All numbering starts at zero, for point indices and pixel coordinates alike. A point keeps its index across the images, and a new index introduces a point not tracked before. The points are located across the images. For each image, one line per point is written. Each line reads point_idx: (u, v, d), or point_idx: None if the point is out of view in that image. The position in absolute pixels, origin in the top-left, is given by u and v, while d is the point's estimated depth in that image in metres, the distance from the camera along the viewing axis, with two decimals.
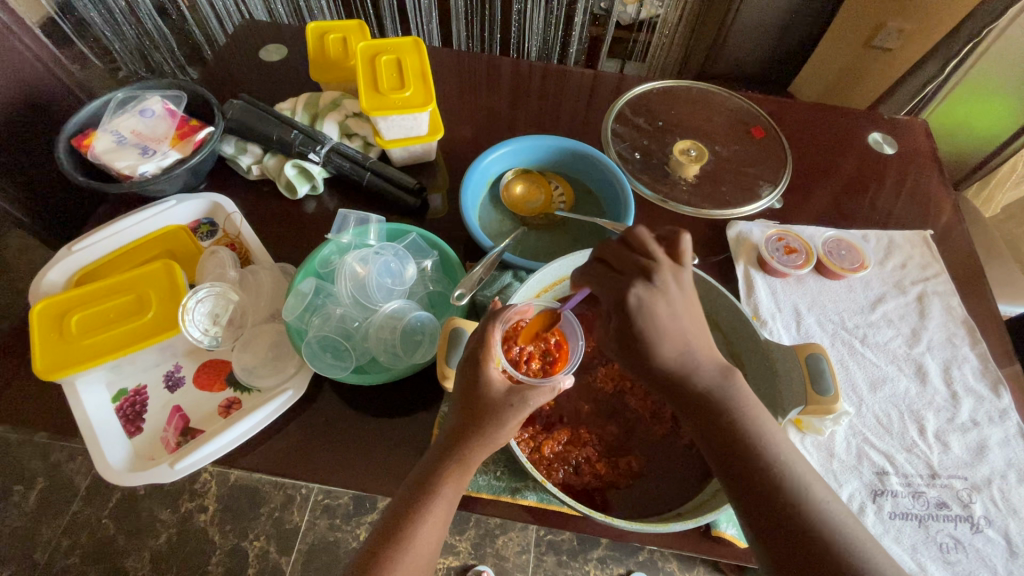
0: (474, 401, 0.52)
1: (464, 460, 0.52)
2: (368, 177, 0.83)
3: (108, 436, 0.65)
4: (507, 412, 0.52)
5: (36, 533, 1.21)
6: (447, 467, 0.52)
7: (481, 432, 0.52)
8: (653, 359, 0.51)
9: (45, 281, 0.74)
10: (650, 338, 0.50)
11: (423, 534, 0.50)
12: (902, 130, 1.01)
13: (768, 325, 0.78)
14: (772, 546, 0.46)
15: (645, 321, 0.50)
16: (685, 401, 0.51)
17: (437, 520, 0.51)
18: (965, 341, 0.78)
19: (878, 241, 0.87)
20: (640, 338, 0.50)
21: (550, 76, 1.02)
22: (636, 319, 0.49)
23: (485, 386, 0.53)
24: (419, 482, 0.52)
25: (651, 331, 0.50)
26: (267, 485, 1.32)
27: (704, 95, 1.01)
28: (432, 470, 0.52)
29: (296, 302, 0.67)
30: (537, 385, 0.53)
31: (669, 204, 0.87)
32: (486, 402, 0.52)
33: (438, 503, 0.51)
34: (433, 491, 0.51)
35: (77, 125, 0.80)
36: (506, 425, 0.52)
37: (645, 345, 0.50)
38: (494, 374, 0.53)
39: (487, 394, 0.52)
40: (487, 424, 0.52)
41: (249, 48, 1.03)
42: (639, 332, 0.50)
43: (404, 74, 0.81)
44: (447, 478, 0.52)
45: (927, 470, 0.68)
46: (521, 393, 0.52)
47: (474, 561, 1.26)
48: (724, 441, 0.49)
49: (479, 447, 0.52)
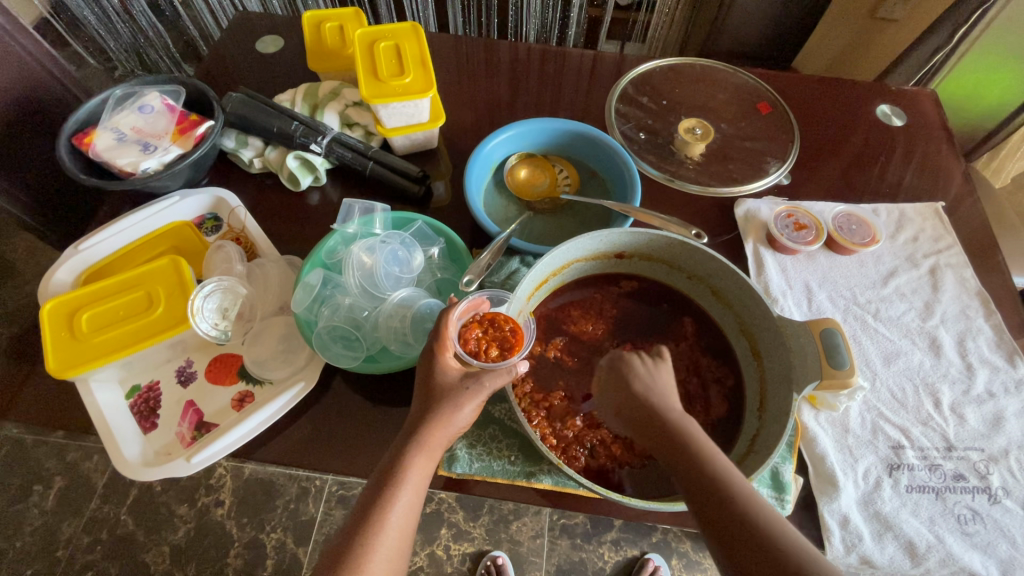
0: (430, 388, 0.56)
1: (424, 443, 0.54)
2: (370, 166, 0.83)
3: (124, 432, 0.65)
4: (463, 395, 0.55)
5: (57, 531, 1.23)
6: (408, 451, 0.53)
7: (439, 414, 0.55)
8: (644, 409, 0.53)
9: (54, 281, 0.74)
10: (643, 391, 0.54)
11: (397, 518, 0.50)
12: (911, 101, 0.99)
13: (780, 303, 0.77)
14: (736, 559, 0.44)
15: (635, 374, 0.56)
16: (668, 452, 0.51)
17: (409, 503, 0.52)
18: (979, 312, 0.77)
19: (888, 214, 0.86)
20: (637, 393, 0.54)
21: (550, 59, 1.01)
22: (632, 374, 0.56)
23: (440, 372, 0.56)
24: (386, 469, 0.53)
25: (636, 386, 0.55)
26: (281, 478, 1.33)
27: (708, 71, 0.99)
28: (397, 457, 0.53)
29: (304, 294, 0.67)
30: (492, 369, 0.56)
31: (676, 182, 0.86)
32: (442, 387, 0.56)
33: (406, 488, 0.52)
34: (400, 476, 0.52)
35: (77, 124, 0.79)
36: (461, 407, 0.55)
37: (633, 396, 0.54)
38: (449, 362, 0.57)
39: (442, 379, 0.56)
40: (444, 408, 0.55)
41: (245, 41, 1.02)
42: (635, 384, 0.55)
43: (404, 60, 0.79)
44: (412, 464, 0.53)
45: (942, 443, 0.67)
46: (475, 376, 0.56)
47: (489, 547, 1.27)
48: (700, 485, 0.47)
49: (439, 429, 0.54)
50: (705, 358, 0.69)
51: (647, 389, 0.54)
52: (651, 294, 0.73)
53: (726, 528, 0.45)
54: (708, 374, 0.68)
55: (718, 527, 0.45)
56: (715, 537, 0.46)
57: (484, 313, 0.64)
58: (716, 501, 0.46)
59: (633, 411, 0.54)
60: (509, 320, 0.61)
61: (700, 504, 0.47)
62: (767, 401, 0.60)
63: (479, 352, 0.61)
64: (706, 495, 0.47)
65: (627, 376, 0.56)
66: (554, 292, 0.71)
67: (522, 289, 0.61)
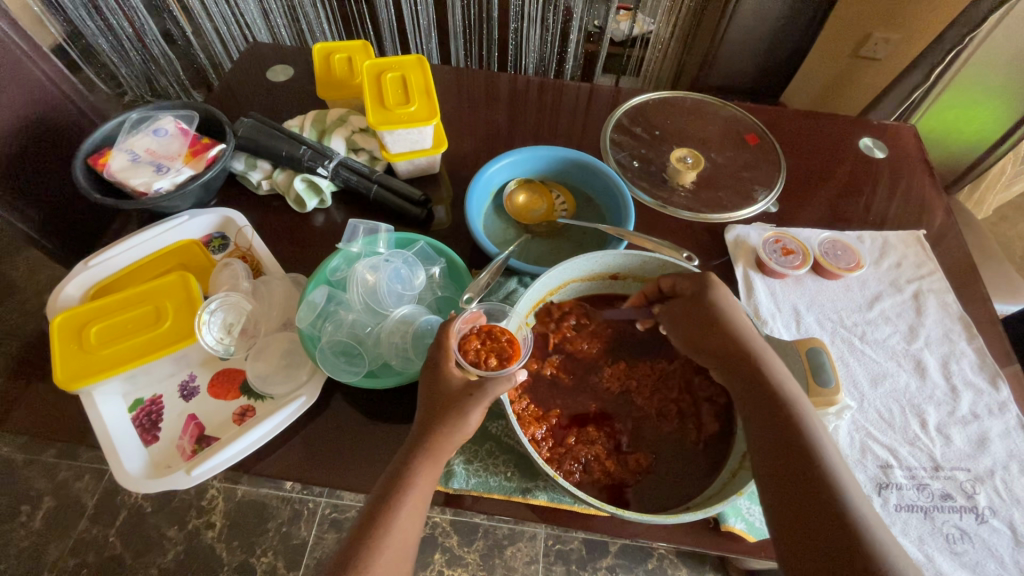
0: (436, 396, 0.58)
1: (429, 450, 0.55)
2: (374, 189, 0.86)
3: (125, 445, 0.66)
4: (467, 401, 0.56)
5: (43, 553, 1.21)
6: (414, 457, 0.55)
7: (445, 422, 0.56)
8: (733, 335, 0.61)
9: (62, 295, 0.76)
10: (733, 319, 0.61)
11: (401, 522, 0.52)
12: (892, 135, 1.04)
13: (769, 325, 0.80)
14: (785, 462, 0.53)
15: (723, 304, 0.62)
16: (750, 373, 0.59)
17: (413, 511, 0.53)
18: (962, 336, 0.80)
19: (873, 241, 0.89)
20: (727, 320, 0.61)
21: (548, 91, 1.06)
22: (723, 301, 0.62)
23: (445, 380, 0.58)
24: (391, 477, 0.54)
25: (728, 310, 0.62)
26: (274, 500, 1.32)
27: (698, 104, 1.04)
28: (402, 463, 0.55)
29: (308, 311, 0.69)
30: (495, 376, 0.57)
31: (668, 209, 0.90)
32: (447, 395, 0.57)
33: (411, 493, 0.53)
34: (405, 483, 0.54)
35: (93, 145, 0.82)
36: (467, 413, 0.56)
37: (723, 320, 0.61)
38: (452, 370, 0.59)
39: (447, 388, 0.58)
40: (450, 415, 0.56)
41: (255, 70, 1.06)
42: (723, 314, 0.61)
43: (409, 89, 0.84)
44: (418, 469, 0.54)
45: (930, 463, 0.69)
46: (480, 384, 0.57)
47: (483, 573, 1.25)
48: (773, 406, 0.56)
49: (444, 435, 0.56)
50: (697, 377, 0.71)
51: (736, 323, 0.61)
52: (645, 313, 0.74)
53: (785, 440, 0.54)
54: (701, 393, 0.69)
55: (779, 436, 0.54)
56: (772, 441, 0.54)
57: (480, 326, 0.66)
58: (782, 422, 0.54)
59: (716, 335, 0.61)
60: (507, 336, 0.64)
61: (768, 418, 0.55)
62: None
63: (479, 358, 0.62)
64: (779, 421, 0.55)
65: (719, 302, 0.62)
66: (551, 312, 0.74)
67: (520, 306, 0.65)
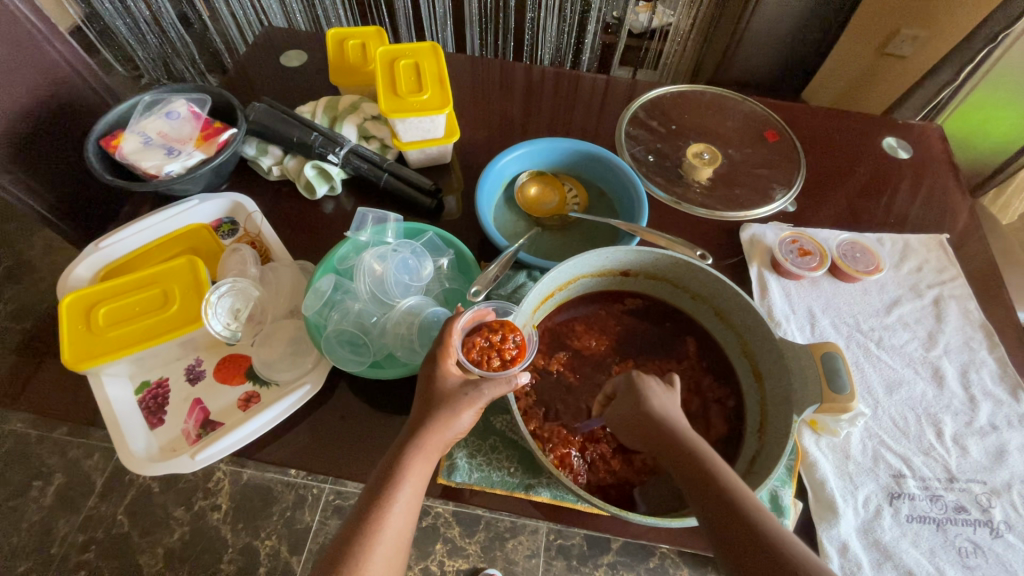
0: (430, 393, 0.57)
1: (422, 445, 0.55)
2: (385, 178, 0.85)
3: (131, 427, 0.66)
4: (461, 400, 0.55)
5: (52, 528, 1.23)
6: (406, 453, 0.54)
7: (437, 419, 0.55)
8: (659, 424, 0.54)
9: (73, 276, 0.76)
10: (658, 407, 0.55)
11: (395, 517, 0.52)
12: (917, 135, 1.01)
13: (782, 327, 0.78)
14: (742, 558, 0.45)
15: (651, 393, 0.56)
16: (682, 467, 0.51)
17: (406, 506, 0.53)
18: (983, 345, 0.78)
19: (893, 244, 0.87)
20: (652, 407, 0.55)
21: (564, 82, 1.04)
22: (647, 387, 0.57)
23: (441, 378, 0.57)
24: (384, 472, 0.54)
25: (654, 400, 0.56)
26: (279, 485, 1.33)
27: (717, 99, 1.01)
28: (395, 458, 0.54)
29: (315, 298, 0.69)
30: (490, 378, 0.57)
31: (682, 205, 0.88)
32: (442, 393, 0.56)
33: (403, 489, 0.52)
34: (398, 478, 0.53)
35: (105, 127, 0.82)
36: (460, 412, 0.55)
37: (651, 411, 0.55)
38: (451, 368, 0.58)
39: (443, 385, 0.57)
40: (443, 411, 0.55)
41: (269, 55, 1.05)
42: (649, 403, 0.56)
43: (422, 77, 0.82)
44: (410, 465, 0.54)
45: (944, 474, 0.67)
46: (475, 384, 0.56)
47: (484, 564, 1.26)
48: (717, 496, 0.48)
49: (436, 432, 0.55)
50: (707, 378, 0.69)
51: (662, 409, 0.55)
52: (655, 313, 0.74)
53: (738, 536, 0.46)
54: (710, 395, 0.68)
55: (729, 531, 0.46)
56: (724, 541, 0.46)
57: (489, 321, 0.64)
58: (729, 511, 0.47)
59: (660, 441, 0.53)
60: (516, 331, 0.63)
61: (710, 513, 0.48)
62: (767, 423, 0.61)
63: (488, 352, 0.61)
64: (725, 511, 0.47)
65: (643, 389, 0.57)
66: (559, 307, 0.72)
67: (529, 300, 0.63)
